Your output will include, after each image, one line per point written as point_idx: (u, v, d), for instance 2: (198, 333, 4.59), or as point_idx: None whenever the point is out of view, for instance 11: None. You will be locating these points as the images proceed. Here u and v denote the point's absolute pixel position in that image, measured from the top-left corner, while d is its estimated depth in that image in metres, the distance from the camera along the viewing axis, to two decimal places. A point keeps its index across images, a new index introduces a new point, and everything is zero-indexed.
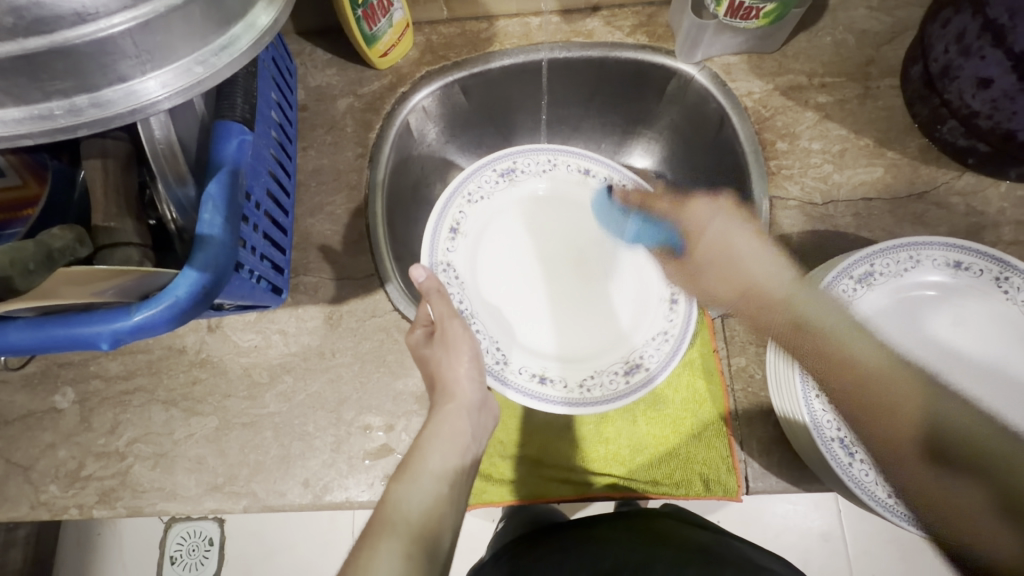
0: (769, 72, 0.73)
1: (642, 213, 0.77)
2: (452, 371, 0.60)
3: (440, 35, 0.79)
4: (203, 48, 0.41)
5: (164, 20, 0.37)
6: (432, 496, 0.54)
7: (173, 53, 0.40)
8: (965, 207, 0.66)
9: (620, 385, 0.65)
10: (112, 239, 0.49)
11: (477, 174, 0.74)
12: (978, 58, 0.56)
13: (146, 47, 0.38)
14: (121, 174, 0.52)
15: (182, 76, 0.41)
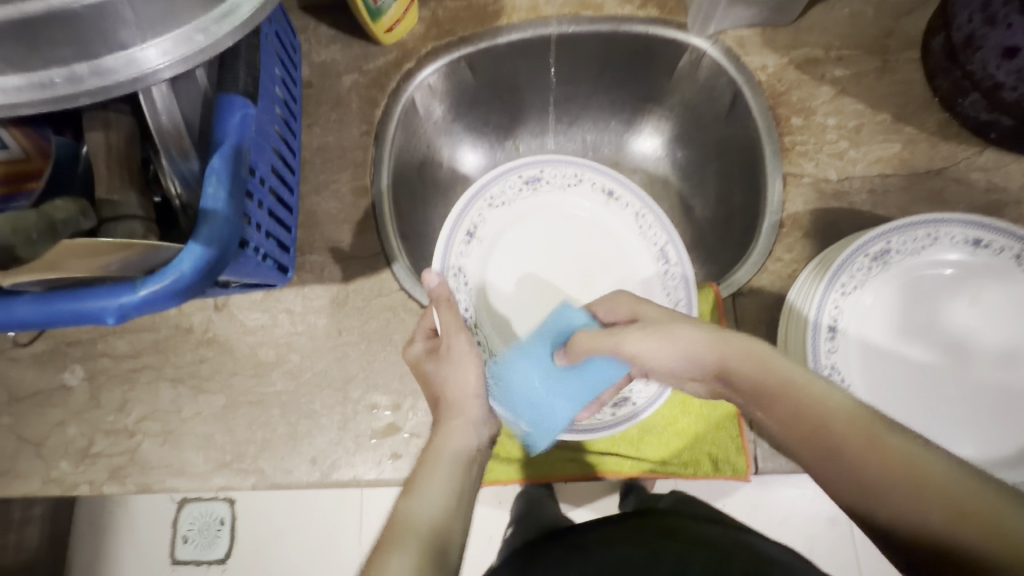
0: (784, 45, 0.71)
1: (656, 244, 0.73)
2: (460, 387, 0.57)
3: (446, 9, 0.77)
4: (204, 15, 0.40)
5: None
6: (444, 504, 0.48)
7: (174, 20, 0.39)
8: (984, 183, 0.64)
9: (606, 417, 0.63)
10: (115, 212, 0.48)
11: (501, 178, 0.71)
12: (1004, 26, 0.54)
13: (147, 13, 0.37)
14: (123, 146, 0.51)
15: (183, 44, 0.40)
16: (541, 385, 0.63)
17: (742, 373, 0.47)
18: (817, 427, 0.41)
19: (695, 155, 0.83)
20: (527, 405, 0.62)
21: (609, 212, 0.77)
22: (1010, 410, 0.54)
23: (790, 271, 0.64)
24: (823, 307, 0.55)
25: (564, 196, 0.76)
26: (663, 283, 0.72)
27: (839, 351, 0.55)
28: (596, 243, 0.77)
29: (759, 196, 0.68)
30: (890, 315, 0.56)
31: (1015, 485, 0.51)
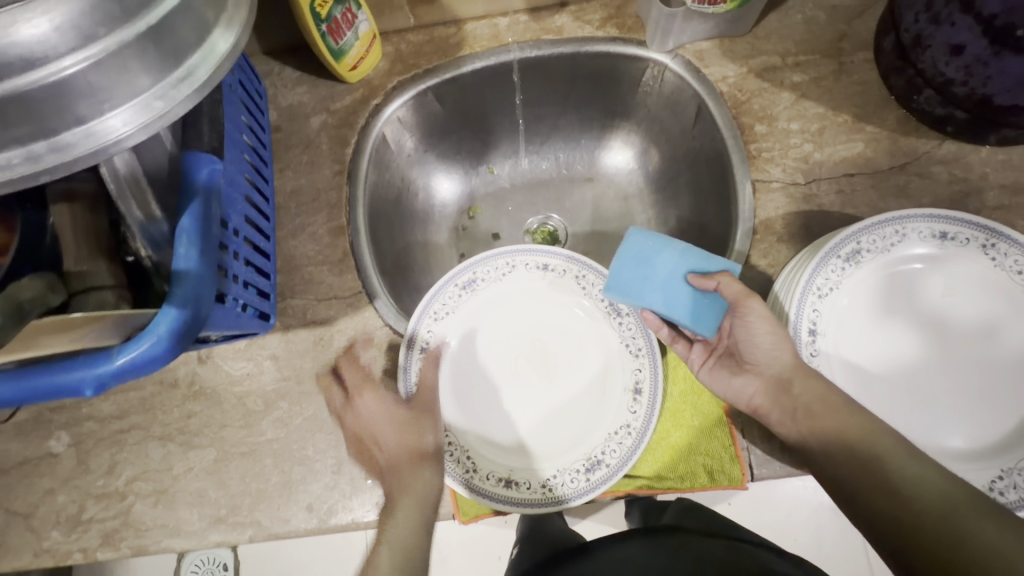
0: (742, 55, 0.73)
1: (604, 299, 0.64)
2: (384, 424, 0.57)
3: (409, 43, 0.78)
4: (162, 82, 0.40)
5: (119, 58, 0.37)
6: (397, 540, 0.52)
7: (130, 90, 0.39)
8: (947, 175, 0.66)
9: (581, 485, 0.58)
10: (84, 283, 0.50)
11: (438, 291, 0.65)
12: (948, 25, 0.56)
13: (102, 85, 0.37)
14: (88, 217, 0.53)
15: (142, 110, 0.40)
16: (661, 282, 0.60)
17: (809, 389, 0.53)
18: (863, 450, 0.49)
19: (667, 166, 0.84)
20: (628, 281, 0.60)
21: (548, 284, 0.66)
22: (1002, 394, 0.53)
23: (768, 277, 0.65)
24: (801, 311, 0.55)
25: (505, 285, 0.66)
26: (619, 344, 0.63)
27: (819, 353, 0.55)
28: (547, 320, 0.66)
29: (731, 204, 0.69)
30: (871, 310, 0.56)
31: (1004, 473, 0.50)
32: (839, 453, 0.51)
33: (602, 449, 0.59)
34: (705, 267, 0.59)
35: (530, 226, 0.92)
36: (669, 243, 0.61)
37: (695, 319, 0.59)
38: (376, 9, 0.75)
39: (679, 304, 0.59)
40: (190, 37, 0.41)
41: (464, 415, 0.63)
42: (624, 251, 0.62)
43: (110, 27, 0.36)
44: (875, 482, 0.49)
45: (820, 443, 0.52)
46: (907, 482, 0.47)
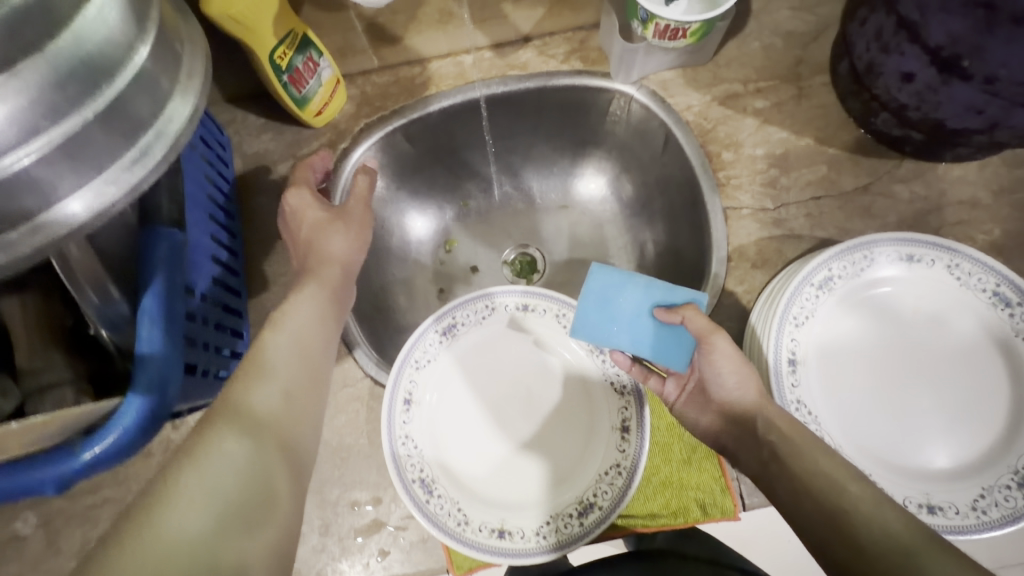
0: (705, 84, 0.74)
1: None
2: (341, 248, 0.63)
3: (374, 85, 0.77)
4: (114, 164, 0.38)
5: (68, 147, 0.35)
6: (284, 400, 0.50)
7: (82, 176, 0.37)
8: (909, 194, 0.68)
9: (575, 530, 0.57)
10: (36, 382, 0.51)
11: (418, 340, 0.63)
12: (898, 53, 0.57)
13: (51, 176, 0.36)
14: (40, 309, 0.54)
15: (93, 195, 0.38)
16: (627, 319, 0.60)
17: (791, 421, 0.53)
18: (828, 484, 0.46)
19: (639, 191, 0.84)
20: (594, 322, 0.61)
21: (529, 324, 0.66)
22: (977, 409, 0.55)
23: (745, 303, 0.66)
24: (780, 342, 0.56)
25: (486, 327, 0.66)
26: (603, 382, 0.64)
27: (802, 384, 0.55)
28: (529, 361, 0.67)
29: (704, 232, 0.70)
30: (845, 335, 0.57)
31: (984, 492, 0.51)
32: (811, 507, 0.46)
33: (593, 491, 0.59)
34: (669, 299, 0.60)
35: (507, 257, 0.92)
36: (633, 278, 0.61)
37: (666, 354, 0.59)
38: (337, 53, 0.74)
39: (647, 341, 0.59)
40: (143, 114, 0.39)
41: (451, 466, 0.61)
42: (590, 287, 0.62)
43: (55, 119, 0.34)
44: (842, 535, 0.44)
45: (790, 491, 0.48)
46: (875, 533, 0.42)
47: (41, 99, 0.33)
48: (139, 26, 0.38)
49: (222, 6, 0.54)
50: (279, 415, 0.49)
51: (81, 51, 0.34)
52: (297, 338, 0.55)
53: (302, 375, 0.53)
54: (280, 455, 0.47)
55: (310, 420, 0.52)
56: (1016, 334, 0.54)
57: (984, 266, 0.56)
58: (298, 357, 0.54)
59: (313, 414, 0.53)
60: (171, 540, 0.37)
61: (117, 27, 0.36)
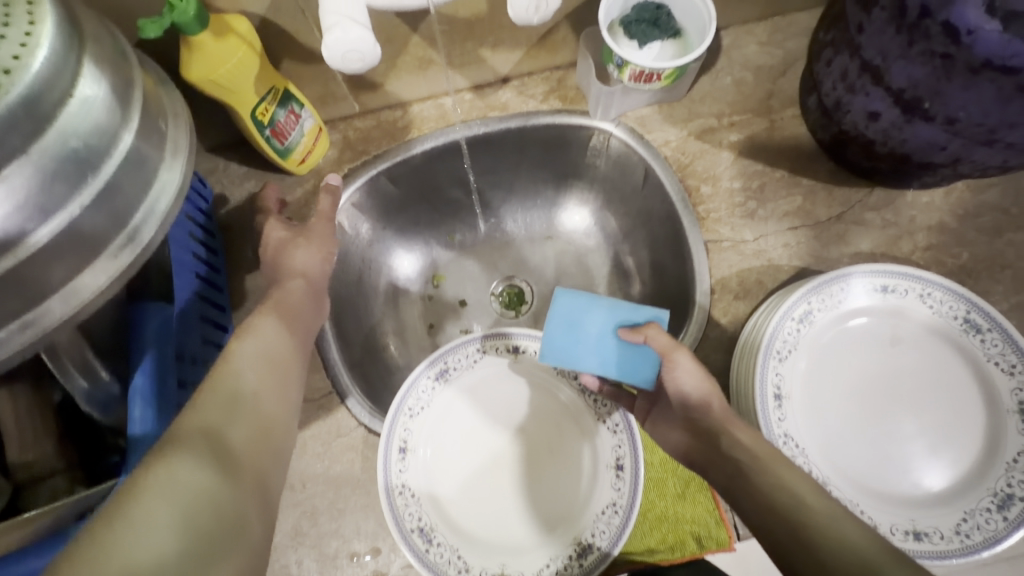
0: (681, 119, 0.76)
1: (577, 377, 0.66)
2: (308, 260, 0.64)
3: (356, 130, 0.77)
4: (104, 250, 0.42)
5: (74, 229, 0.39)
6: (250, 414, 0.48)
7: (92, 253, 0.41)
8: (880, 221, 0.70)
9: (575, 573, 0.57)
10: (32, 474, 0.56)
11: (411, 388, 0.64)
12: (863, 94, 0.60)
13: (64, 254, 0.39)
14: (30, 399, 0.57)
15: (88, 281, 0.41)
16: (594, 340, 0.63)
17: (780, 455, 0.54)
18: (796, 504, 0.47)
19: (621, 221, 0.86)
20: (563, 345, 0.63)
21: (520, 365, 0.67)
22: (956, 433, 0.57)
23: (731, 335, 0.67)
24: (766, 378, 0.57)
25: (479, 370, 0.67)
26: (596, 420, 0.65)
27: (788, 417, 0.57)
28: (522, 401, 0.68)
29: (687, 264, 0.72)
30: (827, 366, 0.59)
31: (967, 515, 0.53)
32: (772, 522, 0.47)
33: (591, 531, 0.59)
34: (632, 319, 0.64)
35: (495, 290, 0.92)
36: (597, 300, 0.65)
37: (633, 373, 0.61)
38: (319, 101, 0.74)
39: (614, 361, 0.62)
40: (131, 197, 0.42)
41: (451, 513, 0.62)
42: (557, 311, 0.65)
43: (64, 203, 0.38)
44: (803, 549, 0.44)
45: (753, 510, 0.49)
46: (831, 541, 0.43)
47: (50, 187, 0.36)
48: (123, 113, 0.40)
49: (201, 68, 0.55)
50: (250, 447, 0.46)
51: (67, 148, 0.36)
52: (268, 358, 0.54)
53: (273, 400, 0.51)
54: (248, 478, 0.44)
55: (280, 445, 0.49)
56: (988, 359, 0.56)
57: (954, 294, 0.58)
58: (266, 367, 0.53)
59: (279, 438, 0.50)
60: (129, 564, 0.33)
61: (102, 119, 0.38)
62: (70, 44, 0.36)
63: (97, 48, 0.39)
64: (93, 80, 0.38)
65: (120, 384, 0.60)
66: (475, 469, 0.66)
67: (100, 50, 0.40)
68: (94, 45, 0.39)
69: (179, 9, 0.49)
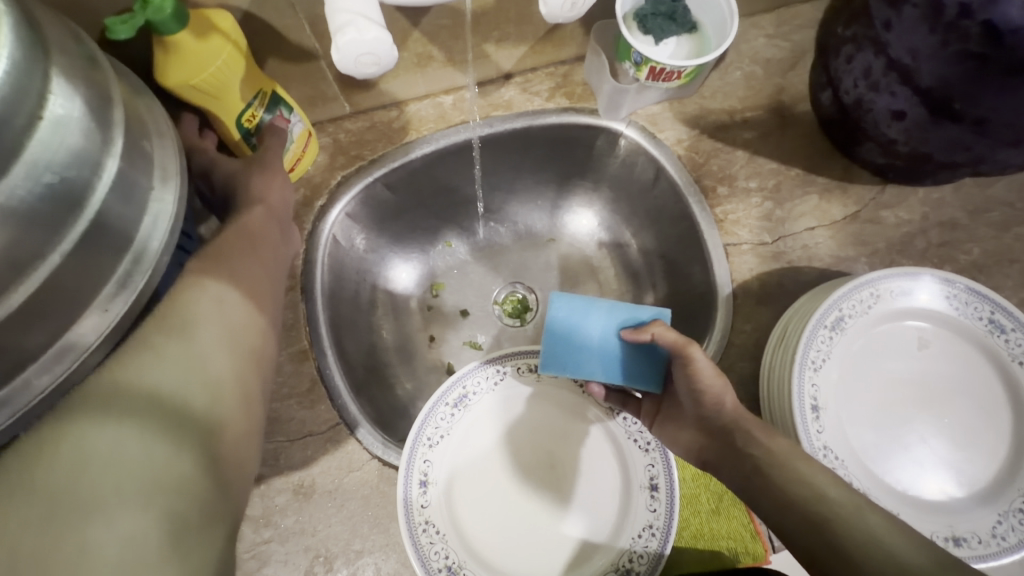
0: (693, 116, 0.73)
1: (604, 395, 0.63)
2: (269, 187, 0.58)
3: (347, 132, 0.71)
4: (97, 295, 0.38)
5: (54, 280, 0.34)
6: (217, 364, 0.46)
7: (79, 304, 0.37)
8: (894, 219, 0.70)
9: None
10: None
11: (429, 415, 0.60)
12: (888, 93, 0.58)
13: (45, 308, 0.34)
14: None
15: (84, 328, 0.38)
16: (595, 346, 0.59)
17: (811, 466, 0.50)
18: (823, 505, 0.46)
19: (629, 222, 0.83)
20: (563, 356, 0.59)
21: (542, 386, 0.65)
22: (982, 432, 0.57)
23: (754, 342, 0.66)
24: (803, 389, 0.56)
25: (498, 393, 0.64)
26: (624, 439, 0.62)
27: (826, 429, 0.56)
28: (542, 420, 0.65)
29: (706, 269, 0.69)
30: (857, 372, 0.58)
31: (1001, 517, 0.53)
32: (797, 519, 0.47)
33: (628, 555, 0.57)
34: (634, 320, 0.59)
35: (498, 297, 0.87)
36: (594, 303, 0.60)
37: (640, 378, 0.58)
38: (306, 103, 0.67)
39: (618, 368, 0.59)
40: (119, 234, 0.37)
41: (478, 545, 0.59)
42: (553, 316, 0.60)
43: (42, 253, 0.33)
44: (833, 549, 0.45)
45: (772, 503, 0.49)
46: (859, 538, 0.44)
47: (28, 237, 0.31)
48: (103, 137, 0.35)
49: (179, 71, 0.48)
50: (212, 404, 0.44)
51: (41, 184, 0.31)
52: (222, 311, 0.48)
53: (229, 352, 0.47)
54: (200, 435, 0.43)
55: (245, 386, 0.47)
56: (1012, 359, 0.57)
57: (979, 295, 0.58)
58: (235, 316, 0.49)
59: (239, 388, 0.47)
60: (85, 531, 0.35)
61: (78, 144, 0.33)
62: (32, 56, 0.30)
63: (65, 57, 0.33)
64: (64, 96, 0.32)
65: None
66: (500, 496, 0.62)
67: (69, 59, 0.33)
68: (61, 54, 0.33)
69: (154, 5, 0.43)
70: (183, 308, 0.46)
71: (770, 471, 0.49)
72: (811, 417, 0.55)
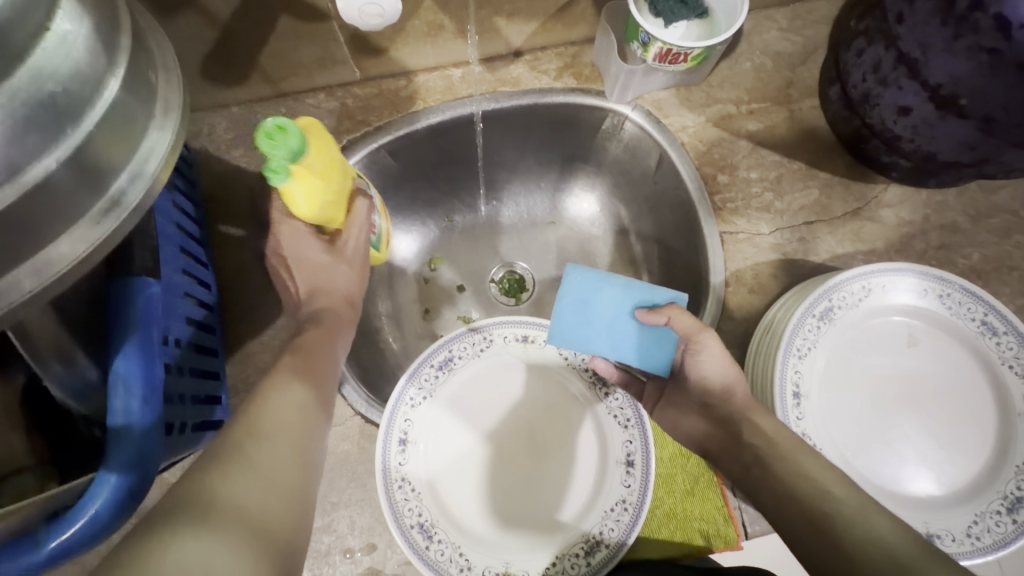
0: (699, 104, 0.73)
1: (588, 369, 0.64)
2: (348, 281, 0.62)
3: (356, 98, 0.72)
4: (81, 217, 0.35)
5: (38, 197, 0.32)
6: (283, 468, 0.46)
7: (61, 227, 0.34)
8: (894, 218, 0.69)
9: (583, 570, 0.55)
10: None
11: (413, 375, 0.61)
12: (895, 88, 0.58)
13: (29, 222, 0.32)
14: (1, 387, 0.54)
15: (63, 248, 0.35)
16: (609, 323, 0.62)
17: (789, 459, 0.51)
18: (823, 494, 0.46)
19: (629, 208, 0.82)
20: (575, 329, 0.62)
21: (530, 356, 0.65)
22: (964, 433, 0.56)
23: (743, 330, 0.66)
24: (785, 375, 0.56)
25: (485, 360, 0.65)
26: (606, 414, 0.62)
27: (806, 417, 0.55)
28: (527, 395, 0.66)
29: (701, 256, 0.69)
30: (842, 365, 0.58)
31: (977, 518, 0.53)
32: (794, 506, 0.47)
33: (599, 528, 0.57)
34: (648, 302, 0.62)
35: (495, 276, 0.88)
36: (611, 280, 0.63)
37: (649, 359, 0.60)
38: (317, 64, 0.68)
39: (628, 348, 0.61)
40: (112, 159, 0.35)
41: (452, 508, 0.60)
42: (568, 289, 0.63)
43: (27, 162, 0.31)
44: (833, 551, 0.43)
45: (772, 500, 0.49)
46: (859, 534, 0.43)
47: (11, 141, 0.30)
48: (108, 57, 0.34)
49: (292, 185, 0.50)
50: (271, 503, 0.43)
51: (42, 94, 0.30)
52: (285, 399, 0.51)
53: (290, 453, 0.47)
54: (271, 538, 0.41)
55: (301, 492, 0.46)
56: (1002, 362, 0.56)
57: (973, 296, 0.57)
58: (296, 417, 0.50)
59: (300, 489, 0.46)
60: None
61: (83, 61, 0.32)
62: None
63: None
64: (71, 13, 0.31)
65: (98, 370, 0.54)
66: (478, 463, 0.63)
67: None
68: None
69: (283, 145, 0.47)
70: (256, 417, 0.48)
71: (773, 463, 0.49)
72: (793, 404, 0.55)
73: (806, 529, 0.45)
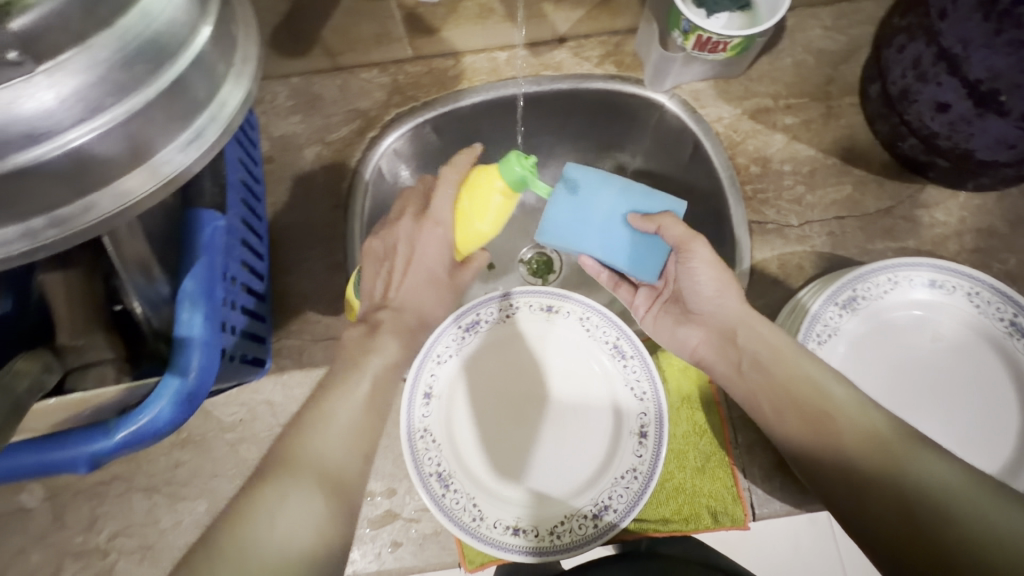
0: (737, 96, 0.75)
1: (609, 342, 0.65)
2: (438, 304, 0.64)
3: (407, 74, 0.76)
4: (165, 146, 0.39)
5: (134, 122, 0.36)
6: (355, 424, 0.54)
7: (149, 152, 0.38)
8: (929, 219, 0.69)
9: (589, 531, 0.58)
10: (81, 359, 0.58)
11: (442, 334, 0.64)
12: (934, 84, 0.59)
13: (123, 144, 0.37)
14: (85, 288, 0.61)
15: (147, 172, 0.39)
16: (602, 221, 0.63)
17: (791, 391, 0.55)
18: (831, 417, 0.51)
19: None
20: (568, 224, 0.63)
21: (553, 327, 0.68)
22: (985, 432, 0.56)
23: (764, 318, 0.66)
24: None
25: (509, 326, 0.68)
26: (624, 385, 0.64)
27: None
28: (547, 364, 0.68)
29: (728, 245, 0.70)
30: (863, 355, 0.59)
31: None
32: (788, 398, 0.53)
33: (608, 493, 0.59)
34: (643, 206, 0.63)
35: (525, 256, 0.90)
36: (609, 179, 0.63)
37: (637, 261, 0.63)
38: (374, 40, 0.73)
39: (616, 247, 0.63)
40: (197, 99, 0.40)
41: (469, 463, 0.62)
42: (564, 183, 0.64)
43: (128, 89, 0.35)
44: (833, 453, 0.50)
45: (771, 405, 0.55)
46: (849, 430, 0.50)
47: (117, 69, 0.34)
48: (201, 8, 0.39)
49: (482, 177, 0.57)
50: (345, 454, 0.52)
51: (147, 31, 0.35)
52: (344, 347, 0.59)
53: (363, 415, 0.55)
54: (344, 484, 0.51)
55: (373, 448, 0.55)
56: None
57: (1003, 296, 0.57)
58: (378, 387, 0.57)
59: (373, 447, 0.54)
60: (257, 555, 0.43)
61: (182, 6, 0.37)
62: None
63: None
64: None
65: (169, 287, 0.59)
66: (496, 424, 0.66)
67: None
68: None
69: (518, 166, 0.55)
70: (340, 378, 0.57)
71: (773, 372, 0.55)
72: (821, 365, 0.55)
73: (801, 424, 0.52)
